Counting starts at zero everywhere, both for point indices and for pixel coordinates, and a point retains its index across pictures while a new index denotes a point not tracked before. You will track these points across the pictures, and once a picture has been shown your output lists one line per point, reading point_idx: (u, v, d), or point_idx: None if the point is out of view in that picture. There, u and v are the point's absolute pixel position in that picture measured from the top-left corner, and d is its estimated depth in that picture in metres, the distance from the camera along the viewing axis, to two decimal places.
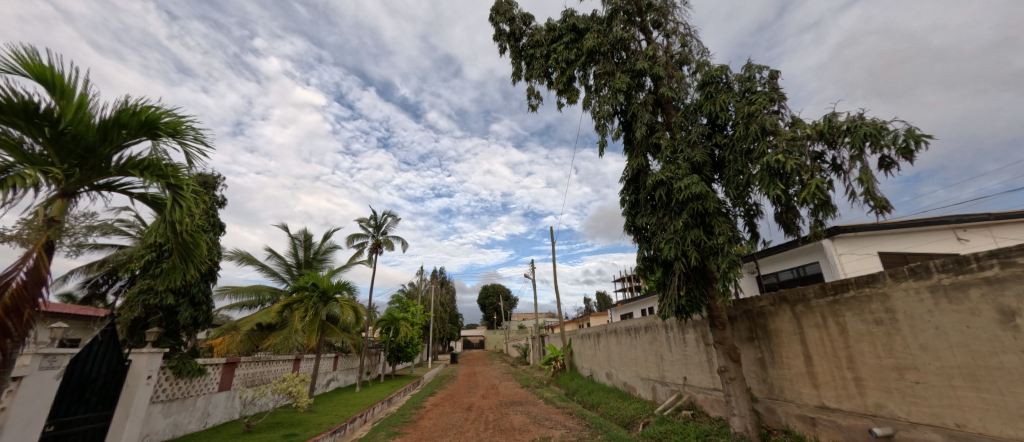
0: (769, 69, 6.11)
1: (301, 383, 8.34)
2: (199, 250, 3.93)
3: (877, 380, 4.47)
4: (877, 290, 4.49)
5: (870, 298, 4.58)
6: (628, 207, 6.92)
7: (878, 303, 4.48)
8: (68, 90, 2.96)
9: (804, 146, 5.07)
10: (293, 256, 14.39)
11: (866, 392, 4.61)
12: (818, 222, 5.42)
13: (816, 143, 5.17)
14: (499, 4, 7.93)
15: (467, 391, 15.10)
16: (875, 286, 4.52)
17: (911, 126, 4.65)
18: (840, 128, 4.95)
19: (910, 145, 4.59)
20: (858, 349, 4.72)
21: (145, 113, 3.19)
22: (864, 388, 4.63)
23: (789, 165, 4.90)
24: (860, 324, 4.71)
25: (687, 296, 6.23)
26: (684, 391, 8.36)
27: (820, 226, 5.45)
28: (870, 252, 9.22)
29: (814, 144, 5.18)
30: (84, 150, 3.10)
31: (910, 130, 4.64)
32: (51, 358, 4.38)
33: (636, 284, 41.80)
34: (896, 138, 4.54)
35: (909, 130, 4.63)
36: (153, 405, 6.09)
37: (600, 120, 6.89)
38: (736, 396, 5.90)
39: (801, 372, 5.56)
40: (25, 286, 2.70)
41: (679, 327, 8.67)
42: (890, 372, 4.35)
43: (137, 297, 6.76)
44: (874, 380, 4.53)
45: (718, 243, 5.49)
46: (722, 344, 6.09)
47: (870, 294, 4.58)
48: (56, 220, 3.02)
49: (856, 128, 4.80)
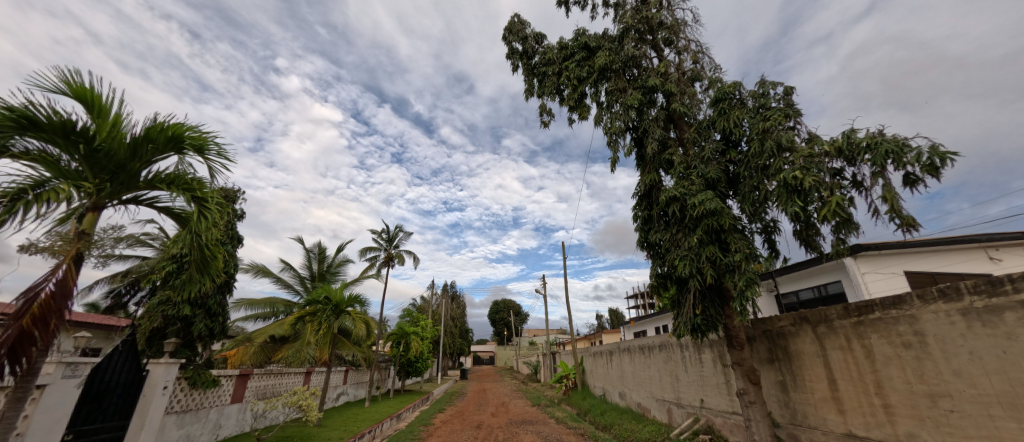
0: (784, 84, 6.05)
1: (312, 397, 8.27)
2: (216, 263, 3.99)
3: (907, 407, 4.23)
4: (905, 312, 4.31)
5: (897, 320, 4.38)
6: (640, 223, 6.82)
7: (905, 326, 4.29)
8: (104, 109, 3.13)
9: (822, 162, 4.95)
10: (307, 269, 14.61)
11: (897, 420, 4.35)
12: (841, 240, 5.25)
13: (834, 159, 5.06)
14: (512, 24, 8.13)
15: (477, 409, 14.82)
16: (902, 308, 4.34)
17: (935, 143, 4.51)
18: (859, 144, 4.82)
19: (935, 162, 4.45)
20: (886, 373, 4.49)
21: (173, 128, 3.30)
22: (895, 416, 4.37)
23: (807, 181, 4.77)
24: (887, 348, 4.49)
25: (703, 315, 6.00)
26: (701, 414, 8.04)
27: (843, 244, 5.29)
28: (896, 271, 8.85)
29: (833, 161, 5.07)
30: (116, 166, 3.21)
31: (935, 147, 4.49)
32: (74, 366, 4.50)
33: (649, 301, 41.30)
34: (920, 155, 4.39)
35: (934, 147, 4.49)
36: (167, 416, 6.14)
37: (611, 135, 6.88)
38: (756, 421, 5.63)
39: (825, 397, 5.31)
40: (54, 296, 2.79)
41: (695, 347, 8.42)
42: (921, 399, 4.11)
43: (157, 308, 6.85)
44: (904, 408, 4.28)
45: (735, 260, 5.35)
46: (740, 365, 5.85)
47: (897, 316, 4.39)
48: (86, 232, 3.14)
49: (876, 144, 4.66)
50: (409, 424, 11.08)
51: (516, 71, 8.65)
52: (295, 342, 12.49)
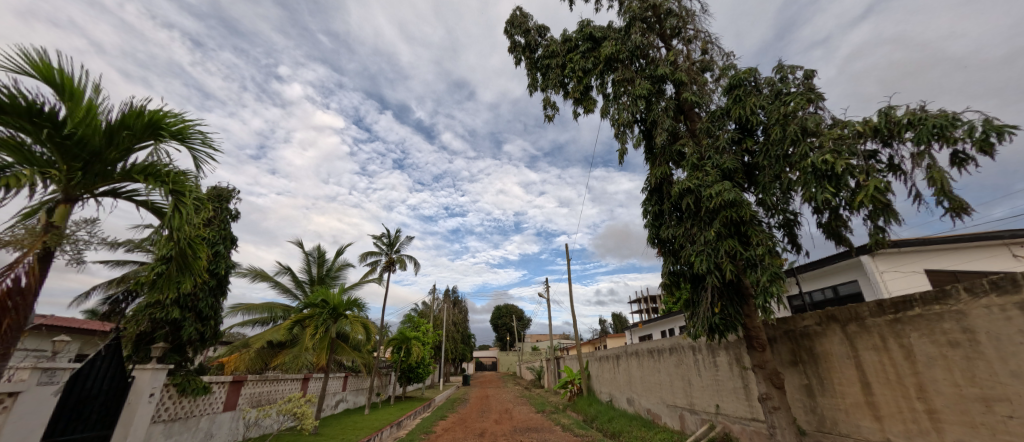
0: (803, 69, 5.83)
1: (308, 405, 7.99)
2: (198, 262, 3.77)
3: (957, 413, 3.95)
4: (951, 307, 4.03)
5: (942, 317, 4.12)
6: (651, 218, 6.58)
7: (952, 323, 4.02)
8: (76, 93, 2.94)
9: (854, 145, 4.68)
10: (306, 273, 14.41)
11: (943, 428, 4.06)
12: (880, 229, 4.95)
13: (868, 141, 4.74)
14: (515, 17, 7.99)
15: (480, 415, 14.51)
16: (947, 303, 4.08)
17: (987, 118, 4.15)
18: (900, 122, 4.49)
19: (991, 137, 4.07)
20: (929, 376, 4.22)
21: (152, 114, 3.14)
22: (941, 423, 4.09)
23: (839, 165, 4.48)
24: (930, 347, 4.23)
25: (721, 315, 5.73)
26: (716, 421, 7.75)
27: (882, 234, 4.97)
28: (915, 269, 8.59)
29: (867, 142, 4.74)
30: (89, 154, 3.01)
31: (988, 121, 4.12)
32: (50, 373, 4.29)
33: (654, 305, 40.87)
34: (972, 129, 4.03)
35: (988, 121, 4.12)
36: (154, 425, 5.90)
37: (619, 127, 6.64)
38: (781, 428, 5.33)
39: (858, 402, 5.04)
40: (10, 294, 2.57)
41: (709, 350, 8.16)
42: (974, 404, 3.82)
43: (144, 311, 6.66)
44: (952, 413, 4.01)
45: (757, 254, 5.11)
46: (762, 368, 5.57)
47: (942, 312, 4.12)
48: (56, 226, 2.94)
49: (918, 121, 4.31)
50: (410, 431, 10.79)
51: (518, 65, 8.50)
52: (294, 348, 12.25)
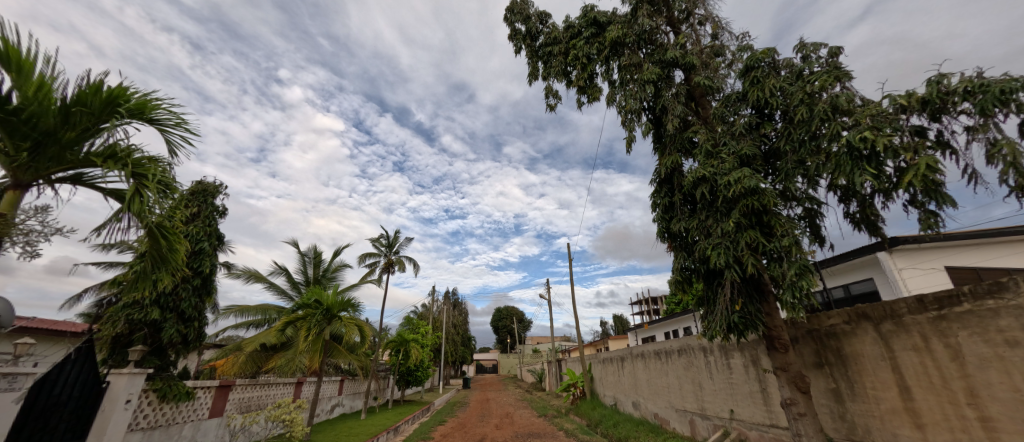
0: (828, 47, 5.57)
1: (298, 411, 7.71)
2: (176, 255, 3.51)
3: (1012, 420, 3.62)
4: (1008, 302, 3.68)
5: (997, 313, 3.78)
6: (661, 211, 6.32)
7: (1009, 319, 3.67)
8: (25, 65, 2.69)
9: (898, 121, 4.37)
10: (302, 274, 14.16)
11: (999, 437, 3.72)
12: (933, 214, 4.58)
13: (914, 116, 4.45)
14: (515, 4, 7.78)
15: (480, 420, 14.19)
16: (1003, 296, 3.73)
17: None
18: (953, 92, 4.17)
19: None
20: (982, 379, 3.91)
21: (113, 90, 2.91)
22: (995, 433, 3.77)
23: (878, 141, 4.13)
24: (982, 347, 3.92)
25: (742, 313, 5.45)
26: (730, 426, 7.47)
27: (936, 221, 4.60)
28: (935, 266, 8.33)
29: (912, 117, 4.44)
30: (41, 134, 2.77)
31: None
32: (11, 377, 4.04)
33: (655, 307, 40.50)
34: None
35: None
36: (131, 433, 5.63)
37: (627, 115, 6.41)
38: (808, 437, 5.04)
39: (895, 408, 4.78)
40: None
41: (722, 352, 7.89)
42: None
43: (121, 311, 6.39)
44: (1006, 421, 3.68)
45: (783, 245, 4.84)
46: (786, 371, 5.30)
47: (994, 307, 3.81)
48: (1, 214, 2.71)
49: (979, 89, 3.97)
50: (407, 437, 10.48)
51: (518, 54, 8.29)
52: (288, 351, 11.96)
